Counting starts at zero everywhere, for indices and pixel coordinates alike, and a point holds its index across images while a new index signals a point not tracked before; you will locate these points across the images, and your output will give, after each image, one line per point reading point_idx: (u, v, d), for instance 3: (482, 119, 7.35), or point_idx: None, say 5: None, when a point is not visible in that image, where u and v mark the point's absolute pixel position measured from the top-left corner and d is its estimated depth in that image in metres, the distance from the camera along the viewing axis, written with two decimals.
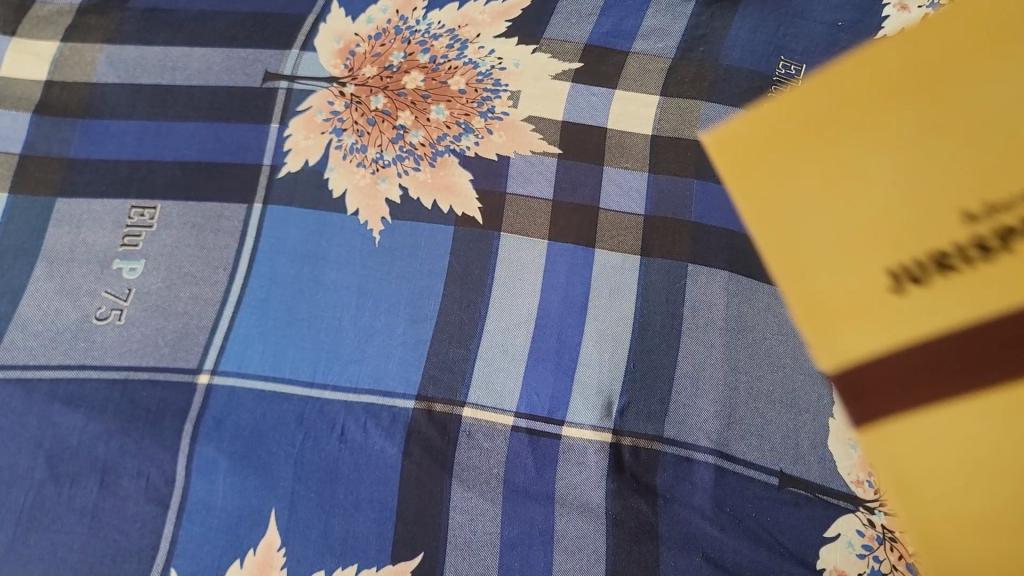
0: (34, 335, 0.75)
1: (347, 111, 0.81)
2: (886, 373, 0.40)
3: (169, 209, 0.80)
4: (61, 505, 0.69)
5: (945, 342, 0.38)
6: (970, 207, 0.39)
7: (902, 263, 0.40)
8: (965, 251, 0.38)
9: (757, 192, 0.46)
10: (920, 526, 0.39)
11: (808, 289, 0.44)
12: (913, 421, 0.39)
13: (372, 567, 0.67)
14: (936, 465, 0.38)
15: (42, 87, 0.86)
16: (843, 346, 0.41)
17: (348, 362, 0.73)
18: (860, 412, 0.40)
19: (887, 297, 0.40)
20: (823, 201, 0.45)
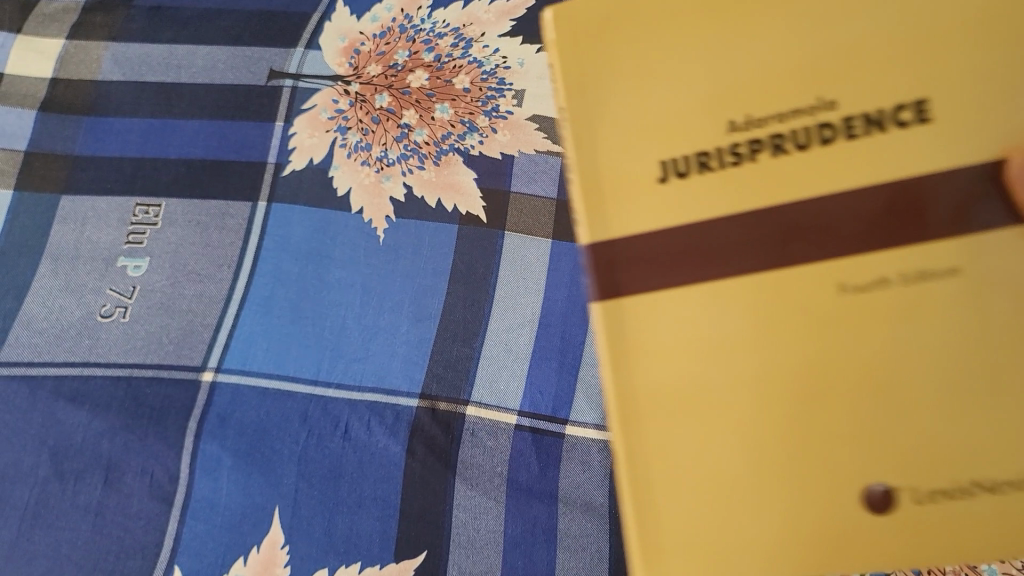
0: (39, 332, 0.75)
1: (352, 110, 0.82)
2: (656, 255, 0.39)
3: (173, 207, 0.80)
4: (65, 502, 0.69)
5: (709, 233, 0.38)
6: (814, 98, 0.37)
7: (706, 147, 0.39)
8: (777, 136, 0.37)
9: (569, 57, 0.40)
10: (635, 432, 0.39)
11: (588, 162, 0.40)
12: (678, 304, 0.39)
13: (375, 565, 0.66)
14: (680, 374, 0.39)
15: (48, 85, 0.87)
16: (619, 228, 0.40)
17: (352, 360, 0.74)
18: (605, 282, 0.40)
19: (675, 181, 0.39)
20: (658, 81, 0.39)
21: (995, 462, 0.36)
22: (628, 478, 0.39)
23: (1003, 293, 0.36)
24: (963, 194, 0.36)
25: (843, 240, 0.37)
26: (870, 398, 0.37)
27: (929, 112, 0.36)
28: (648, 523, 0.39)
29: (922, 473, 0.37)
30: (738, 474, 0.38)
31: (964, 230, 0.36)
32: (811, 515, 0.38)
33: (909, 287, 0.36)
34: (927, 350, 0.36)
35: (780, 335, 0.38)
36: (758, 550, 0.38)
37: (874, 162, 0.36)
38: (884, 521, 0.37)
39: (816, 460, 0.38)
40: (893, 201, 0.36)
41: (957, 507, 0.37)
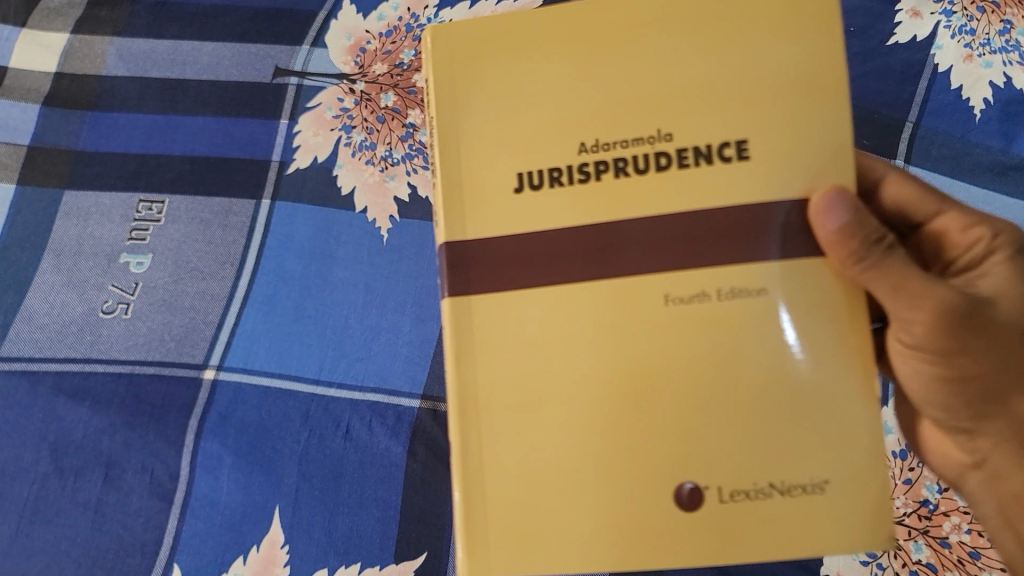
0: (40, 327, 0.75)
1: (357, 108, 0.82)
2: (503, 259, 0.44)
3: (177, 203, 0.80)
4: (65, 498, 0.69)
5: (548, 244, 0.43)
6: (653, 130, 0.43)
7: (556, 165, 0.44)
8: (618, 161, 0.43)
9: (447, 72, 0.45)
10: (474, 422, 0.43)
11: (452, 167, 0.44)
12: (519, 306, 0.43)
13: (375, 566, 0.66)
14: (518, 372, 0.43)
15: (52, 79, 0.86)
16: (474, 232, 0.44)
17: (354, 360, 0.73)
18: (458, 280, 0.44)
19: (529, 193, 0.44)
20: (516, 105, 0.44)
21: (782, 463, 0.42)
22: (461, 463, 0.43)
23: (794, 311, 0.42)
24: (768, 221, 0.42)
25: (667, 255, 0.43)
26: (680, 400, 0.43)
27: (746, 150, 0.42)
28: (474, 506, 0.43)
29: (721, 470, 0.42)
30: (559, 465, 0.43)
31: (765, 255, 0.42)
32: (622, 506, 0.42)
33: (720, 300, 0.42)
34: (734, 359, 0.42)
35: (606, 342, 0.43)
36: (571, 536, 0.42)
37: (694, 190, 0.42)
38: (687, 515, 0.42)
39: (629, 455, 0.43)
40: (710, 226, 0.42)
41: (750, 504, 0.42)
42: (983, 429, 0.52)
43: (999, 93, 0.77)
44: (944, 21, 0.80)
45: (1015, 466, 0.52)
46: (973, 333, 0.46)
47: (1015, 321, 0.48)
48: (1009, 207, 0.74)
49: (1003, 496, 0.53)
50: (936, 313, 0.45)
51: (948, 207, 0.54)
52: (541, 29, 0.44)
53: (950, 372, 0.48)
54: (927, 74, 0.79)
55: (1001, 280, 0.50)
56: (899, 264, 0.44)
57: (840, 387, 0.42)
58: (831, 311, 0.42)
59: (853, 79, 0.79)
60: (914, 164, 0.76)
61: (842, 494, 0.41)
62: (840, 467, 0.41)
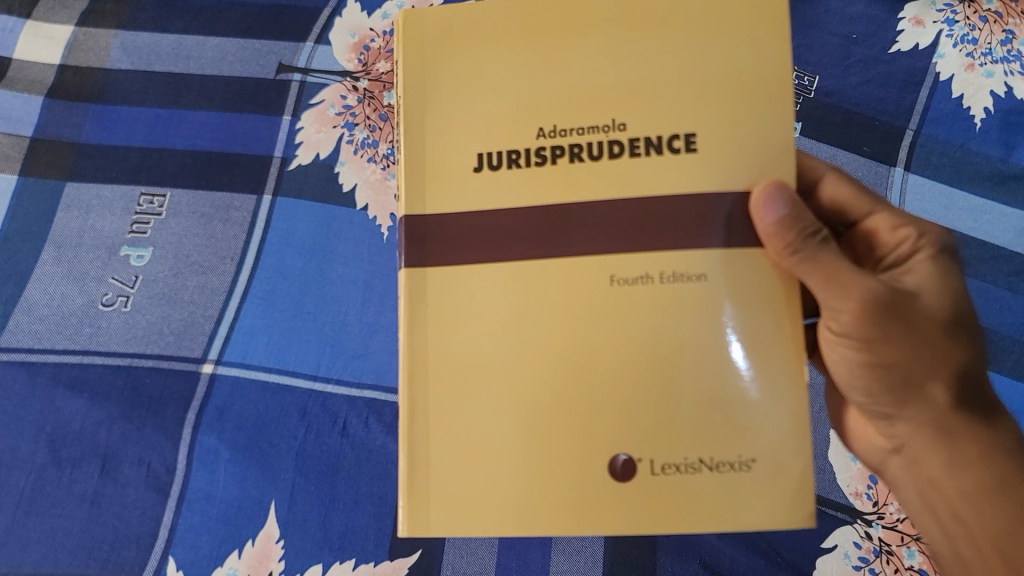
0: (40, 318, 0.75)
1: (360, 106, 0.82)
2: (458, 235, 0.45)
3: (178, 197, 0.80)
4: (61, 490, 0.69)
5: (501, 224, 0.44)
6: (608, 119, 0.44)
7: (515, 147, 0.45)
8: (574, 146, 0.44)
9: (417, 56, 0.46)
10: (423, 389, 0.44)
11: (416, 147, 0.45)
12: (470, 281, 0.44)
13: (370, 562, 0.67)
14: (466, 345, 0.44)
15: (56, 71, 0.86)
16: (432, 207, 0.45)
17: (353, 357, 0.74)
18: (415, 253, 0.45)
19: (488, 173, 0.45)
20: (479, 91, 0.45)
21: (716, 441, 0.43)
22: (408, 428, 0.44)
23: (736, 295, 0.43)
24: (712, 210, 0.43)
25: (615, 238, 0.43)
26: (620, 375, 0.43)
27: (694, 143, 0.43)
28: (418, 469, 0.44)
29: (657, 444, 0.43)
30: (498, 435, 0.44)
31: (708, 242, 0.43)
32: (555, 476, 0.43)
33: (664, 283, 0.43)
34: (678, 338, 0.43)
35: (551, 319, 0.44)
36: (506, 503, 0.43)
37: (644, 178, 0.43)
38: (619, 486, 0.43)
39: (565, 428, 0.43)
40: (658, 211, 0.43)
41: (683, 479, 0.42)
42: (904, 414, 0.50)
43: (1000, 102, 0.78)
44: (946, 30, 0.80)
45: (932, 452, 0.51)
46: (894, 321, 0.46)
47: (937, 313, 0.48)
48: (1006, 217, 0.75)
49: (922, 481, 0.53)
50: (864, 302, 0.45)
51: (881, 208, 0.55)
52: (537, 31, 0.45)
53: (874, 358, 0.47)
54: (928, 83, 0.79)
55: (924, 277, 0.50)
56: (831, 255, 0.45)
57: (775, 370, 0.43)
58: (771, 298, 0.43)
59: (855, 86, 0.80)
60: (913, 171, 0.77)
61: (770, 472, 0.42)
62: (770, 448, 0.42)
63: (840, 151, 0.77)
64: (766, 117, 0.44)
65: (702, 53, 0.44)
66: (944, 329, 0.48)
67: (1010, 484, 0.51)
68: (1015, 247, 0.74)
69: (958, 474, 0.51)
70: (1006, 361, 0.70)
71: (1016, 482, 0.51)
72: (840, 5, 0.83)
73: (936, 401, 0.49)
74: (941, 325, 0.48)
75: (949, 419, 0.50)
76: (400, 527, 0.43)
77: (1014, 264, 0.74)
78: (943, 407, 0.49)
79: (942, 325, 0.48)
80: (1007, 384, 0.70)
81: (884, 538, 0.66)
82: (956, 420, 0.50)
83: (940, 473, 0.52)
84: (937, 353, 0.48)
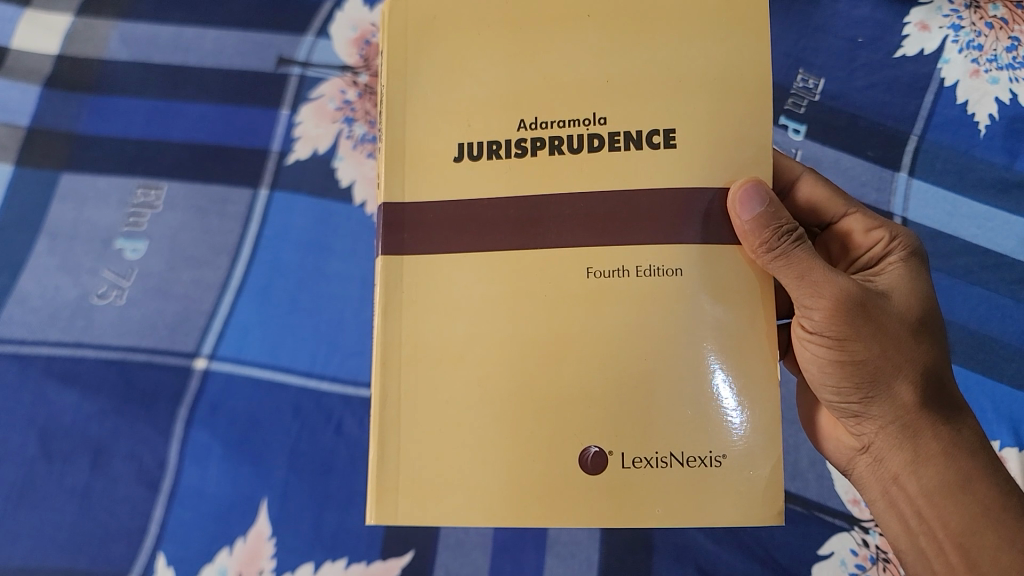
0: (32, 310, 0.75)
1: (360, 101, 0.82)
2: (435, 222, 0.44)
3: (175, 190, 0.80)
4: (52, 483, 0.69)
5: (478, 212, 0.44)
6: (589, 113, 0.44)
7: (496, 138, 0.44)
8: (554, 139, 0.44)
9: (401, 43, 0.45)
10: (395, 374, 0.43)
11: (396, 134, 0.45)
12: (445, 268, 0.44)
13: (362, 562, 0.66)
14: (439, 331, 0.44)
15: (53, 61, 0.85)
16: (411, 194, 0.44)
17: (348, 354, 0.73)
18: (392, 240, 0.44)
19: (467, 163, 0.44)
20: (461, 80, 0.45)
21: (689, 436, 0.42)
22: (380, 414, 0.43)
23: (713, 289, 0.42)
24: (690, 207, 0.43)
25: (592, 231, 0.43)
26: (595, 365, 0.43)
27: (674, 139, 0.43)
28: (389, 455, 0.43)
29: (629, 437, 0.42)
30: (468, 423, 0.43)
31: (685, 237, 0.42)
32: (521, 465, 0.42)
33: (641, 277, 0.43)
34: (655, 330, 0.43)
35: (525, 307, 0.43)
36: (474, 492, 0.42)
37: (622, 172, 0.43)
38: (589, 478, 0.42)
39: (535, 417, 0.43)
40: (637, 206, 0.43)
41: (655, 472, 0.42)
42: (870, 411, 0.49)
43: (1004, 109, 0.77)
44: (951, 36, 0.79)
45: (896, 449, 0.49)
46: (861, 318, 0.46)
47: (904, 313, 0.48)
48: (1010, 225, 0.74)
49: (885, 478, 0.51)
50: (834, 301, 0.45)
51: (855, 209, 0.55)
52: (539, 26, 0.45)
53: (841, 355, 0.47)
54: (933, 88, 0.79)
55: (894, 278, 0.50)
56: (804, 254, 0.45)
57: (750, 366, 0.42)
58: (748, 294, 0.43)
59: (860, 90, 0.79)
60: (916, 177, 0.76)
61: (741, 467, 0.42)
62: (742, 443, 0.42)
63: (843, 155, 0.77)
64: (761, 117, 0.43)
65: (706, 54, 0.44)
66: (911, 328, 0.48)
67: (975, 484, 0.48)
68: (1019, 255, 0.73)
69: (921, 471, 0.49)
70: (1007, 370, 0.70)
71: (981, 483, 0.49)
72: (846, 8, 0.82)
73: (901, 398, 0.48)
74: (907, 324, 0.48)
75: (913, 417, 0.48)
76: (368, 514, 0.43)
77: (1017, 271, 0.73)
78: (907, 405, 0.48)
79: (909, 324, 0.48)
80: (1007, 393, 0.69)
81: (882, 546, 0.65)
82: (921, 419, 0.48)
83: (903, 470, 0.49)
84: (903, 350, 0.47)
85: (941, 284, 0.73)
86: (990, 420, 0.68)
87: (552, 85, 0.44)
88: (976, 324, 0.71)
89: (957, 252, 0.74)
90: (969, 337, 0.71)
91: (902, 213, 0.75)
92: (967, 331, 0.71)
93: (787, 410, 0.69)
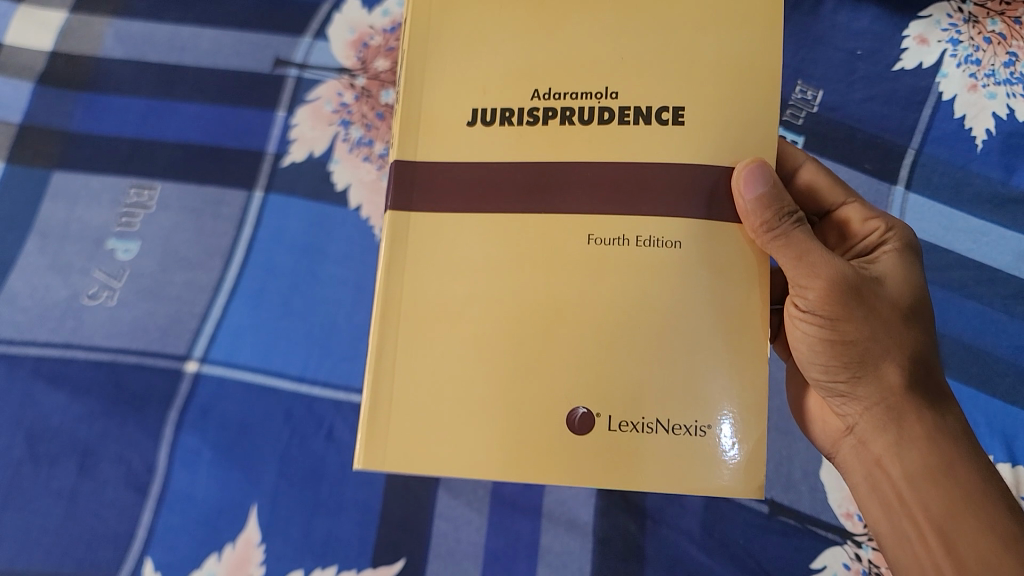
0: (22, 310, 0.74)
1: (357, 104, 0.81)
2: (444, 184, 0.44)
3: (168, 191, 0.79)
4: (38, 486, 0.68)
5: (485, 177, 0.44)
6: (601, 87, 0.44)
7: (508, 105, 0.44)
8: (566, 109, 0.44)
9: (424, 14, 0.45)
10: (392, 330, 0.43)
11: (413, 98, 0.44)
12: (446, 229, 0.43)
13: (352, 569, 0.66)
14: (437, 295, 0.43)
15: (47, 58, 0.84)
16: (424, 156, 0.44)
17: (341, 359, 0.72)
18: (399, 199, 0.44)
19: (480, 128, 0.44)
20: (478, 51, 0.45)
21: (676, 402, 0.42)
22: (375, 364, 0.43)
23: (711, 262, 0.42)
24: (697, 181, 0.42)
25: (597, 200, 0.43)
26: (593, 331, 0.42)
27: (682, 115, 0.43)
28: (380, 405, 0.42)
29: (620, 400, 0.42)
30: (460, 387, 0.42)
31: (689, 210, 0.42)
32: (509, 435, 0.42)
33: (641, 247, 0.42)
34: (651, 300, 0.42)
35: (521, 273, 0.43)
36: (461, 453, 0.42)
37: (632, 145, 0.43)
38: (577, 438, 0.42)
39: (526, 387, 0.42)
40: (639, 178, 0.43)
41: (642, 438, 0.41)
42: (857, 392, 0.49)
43: (1001, 124, 0.77)
44: (950, 50, 0.79)
45: (880, 432, 0.49)
46: (854, 300, 0.46)
47: (897, 299, 0.48)
48: (1005, 240, 0.74)
49: (869, 461, 0.50)
50: (829, 282, 0.46)
51: (854, 199, 0.55)
52: (541, 19, 0.44)
53: (833, 335, 0.47)
54: (931, 102, 0.79)
55: (889, 266, 0.50)
56: (802, 234, 0.45)
57: (743, 338, 0.42)
58: (747, 276, 0.42)
59: (858, 102, 0.79)
60: (914, 190, 0.77)
61: (724, 443, 0.41)
62: (726, 415, 0.41)
63: (841, 167, 0.77)
64: (762, 133, 0.43)
65: (713, 65, 0.43)
66: (903, 315, 0.48)
67: (957, 470, 0.48)
68: (1013, 270, 0.74)
69: (904, 454, 0.49)
70: (1001, 385, 0.70)
71: (963, 467, 0.48)
72: (846, 20, 0.82)
73: (889, 380, 0.48)
74: (899, 309, 0.48)
75: (900, 400, 0.48)
76: (355, 458, 0.42)
77: (1011, 286, 0.73)
78: (895, 387, 0.48)
79: (901, 310, 0.48)
80: (1000, 408, 0.69)
81: (874, 561, 0.65)
82: (906, 403, 0.48)
83: (886, 452, 0.49)
84: (893, 335, 0.47)
85: (936, 297, 0.73)
86: (983, 434, 0.68)
87: (555, 84, 0.44)
88: (970, 338, 0.71)
89: (952, 266, 0.74)
90: (964, 351, 0.71)
91: None
92: (961, 346, 0.71)
93: (781, 422, 0.69)
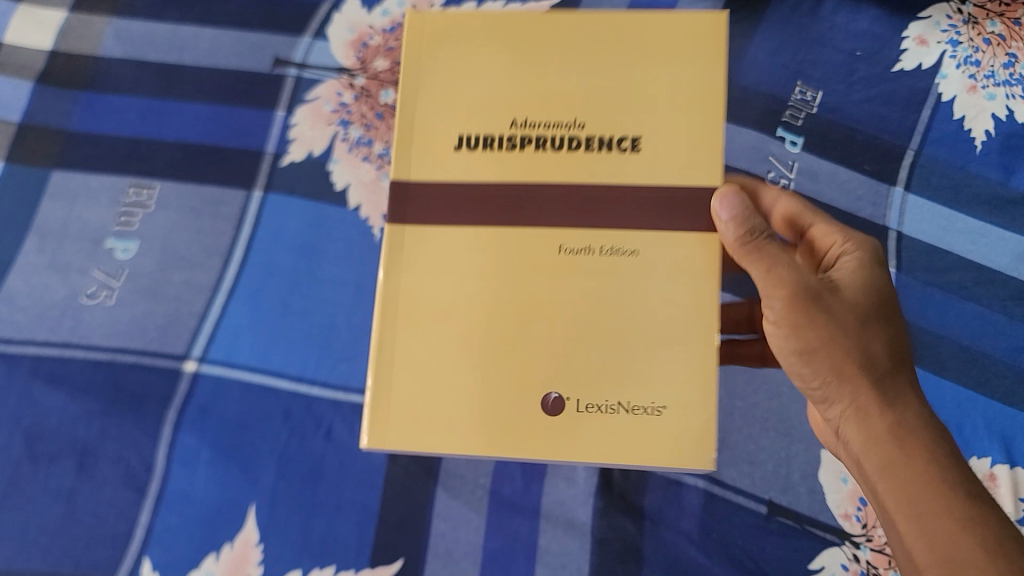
0: (21, 309, 0.74)
1: (356, 104, 0.81)
2: (436, 200, 0.50)
3: (167, 190, 0.79)
4: (36, 485, 0.68)
5: (471, 194, 0.50)
6: (570, 117, 0.50)
7: (490, 133, 0.51)
8: (539, 137, 0.50)
9: (417, 46, 0.51)
10: (391, 327, 0.50)
11: (408, 118, 0.51)
12: (438, 241, 0.50)
13: (350, 569, 0.66)
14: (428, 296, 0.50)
15: (47, 57, 0.84)
16: (416, 174, 0.50)
17: (340, 359, 0.72)
18: (397, 214, 0.50)
19: (466, 151, 0.50)
20: (465, 81, 0.51)
21: (633, 386, 0.49)
22: (376, 357, 0.50)
23: (666, 267, 0.49)
24: (653, 198, 0.49)
25: (567, 214, 0.50)
26: (563, 326, 0.50)
27: (639, 144, 0.50)
28: (381, 392, 0.49)
29: (585, 385, 0.49)
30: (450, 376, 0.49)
31: (646, 224, 0.49)
32: (492, 416, 0.49)
33: (603, 254, 0.49)
34: (613, 299, 0.50)
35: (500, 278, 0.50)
36: (452, 432, 0.49)
37: (595, 168, 0.50)
38: (548, 419, 0.49)
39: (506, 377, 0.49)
40: (604, 197, 0.50)
41: (605, 417, 0.49)
42: (829, 397, 0.52)
43: (1000, 126, 0.77)
44: (949, 51, 0.79)
45: (856, 432, 0.52)
46: (809, 311, 0.50)
47: (853, 304, 0.52)
48: (1003, 241, 0.74)
49: (853, 460, 0.53)
50: (785, 296, 0.50)
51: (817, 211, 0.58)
52: (518, 56, 0.51)
53: (794, 344, 0.51)
54: (930, 103, 0.79)
55: (848, 274, 0.53)
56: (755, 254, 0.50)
57: (693, 331, 0.49)
58: (698, 280, 0.49)
59: (857, 103, 0.79)
60: (913, 191, 0.77)
61: (677, 422, 0.48)
62: (679, 398, 0.48)
63: (840, 168, 0.77)
64: None
65: None
66: (860, 319, 0.51)
67: (931, 460, 0.49)
68: (1012, 271, 0.74)
69: (876, 451, 0.51)
70: (1000, 387, 0.70)
71: (937, 457, 0.49)
72: (846, 21, 0.82)
73: (853, 383, 0.51)
74: (856, 315, 0.51)
75: (866, 400, 0.51)
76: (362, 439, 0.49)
77: (1010, 287, 0.73)
78: (859, 389, 0.51)
79: (858, 315, 0.51)
80: (999, 409, 0.69)
81: (872, 562, 0.65)
82: (872, 403, 0.51)
83: (863, 452, 0.52)
84: (850, 340, 0.50)
85: (934, 298, 0.73)
86: (981, 436, 0.68)
87: None
88: (968, 339, 0.71)
89: (951, 268, 0.74)
90: (962, 352, 0.71)
91: (897, 227, 0.75)
92: (959, 347, 0.71)
93: (779, 423, 0.70)
